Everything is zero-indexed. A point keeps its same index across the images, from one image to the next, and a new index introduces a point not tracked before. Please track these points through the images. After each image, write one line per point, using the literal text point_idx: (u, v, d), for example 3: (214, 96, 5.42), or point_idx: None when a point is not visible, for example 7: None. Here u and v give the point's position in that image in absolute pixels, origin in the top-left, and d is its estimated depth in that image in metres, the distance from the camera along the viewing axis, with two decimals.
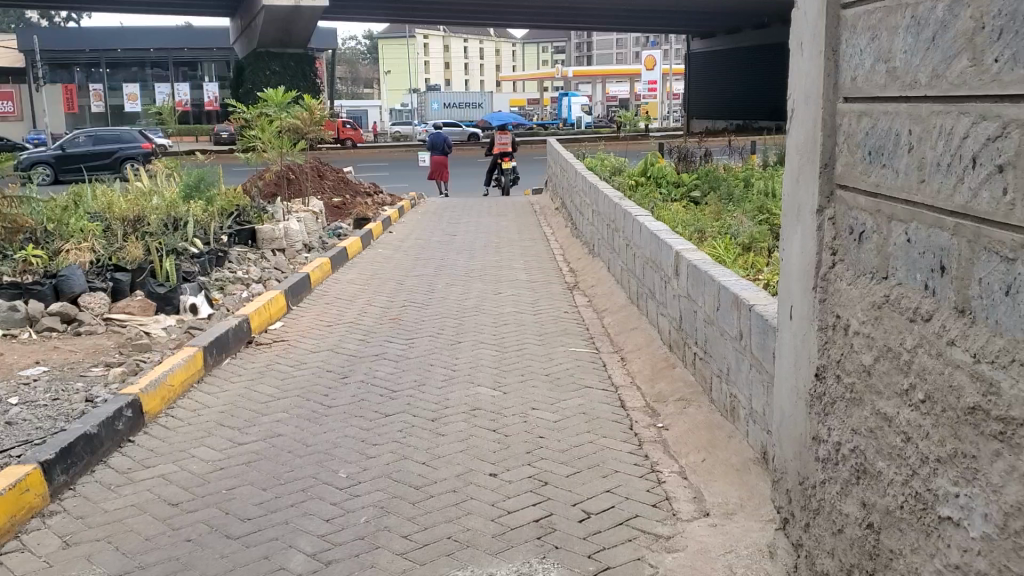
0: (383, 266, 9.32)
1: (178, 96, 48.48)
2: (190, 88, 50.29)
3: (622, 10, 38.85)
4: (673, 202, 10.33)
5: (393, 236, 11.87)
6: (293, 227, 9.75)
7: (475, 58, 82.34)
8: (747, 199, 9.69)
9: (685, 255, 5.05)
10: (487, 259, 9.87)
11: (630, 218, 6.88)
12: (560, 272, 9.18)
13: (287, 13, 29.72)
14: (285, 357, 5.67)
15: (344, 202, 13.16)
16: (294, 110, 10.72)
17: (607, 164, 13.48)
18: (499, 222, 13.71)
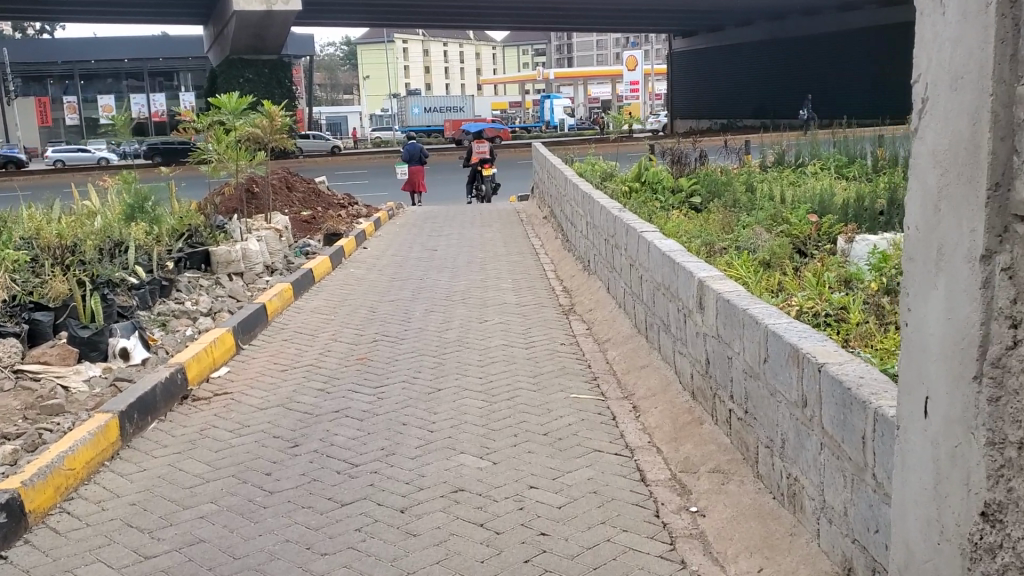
0: (355, 290, 8.35)
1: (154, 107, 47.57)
2: (167, 98, 49.34)
3: (604, 9, 37.96)
4: (674, 210, 9.38)
5: (367, 253, 10.87)
6: (253, 248, 8.75)
7: (455, 62, 81.28)
8: (754, 207, 8.78)
9: (711, 285, 4.08)
10: (471, 278, 8.92)
11: (633, 234, 5.95)
12: (553, 292, 8.22)
13: (260, 19, 28.71)
14: (228, 417, 4.69)
15: (314, 216, 12.18)
16: (252, 118, 9.76)
17: (598, 171, 12.55)
18: (483, 233, 12.76)
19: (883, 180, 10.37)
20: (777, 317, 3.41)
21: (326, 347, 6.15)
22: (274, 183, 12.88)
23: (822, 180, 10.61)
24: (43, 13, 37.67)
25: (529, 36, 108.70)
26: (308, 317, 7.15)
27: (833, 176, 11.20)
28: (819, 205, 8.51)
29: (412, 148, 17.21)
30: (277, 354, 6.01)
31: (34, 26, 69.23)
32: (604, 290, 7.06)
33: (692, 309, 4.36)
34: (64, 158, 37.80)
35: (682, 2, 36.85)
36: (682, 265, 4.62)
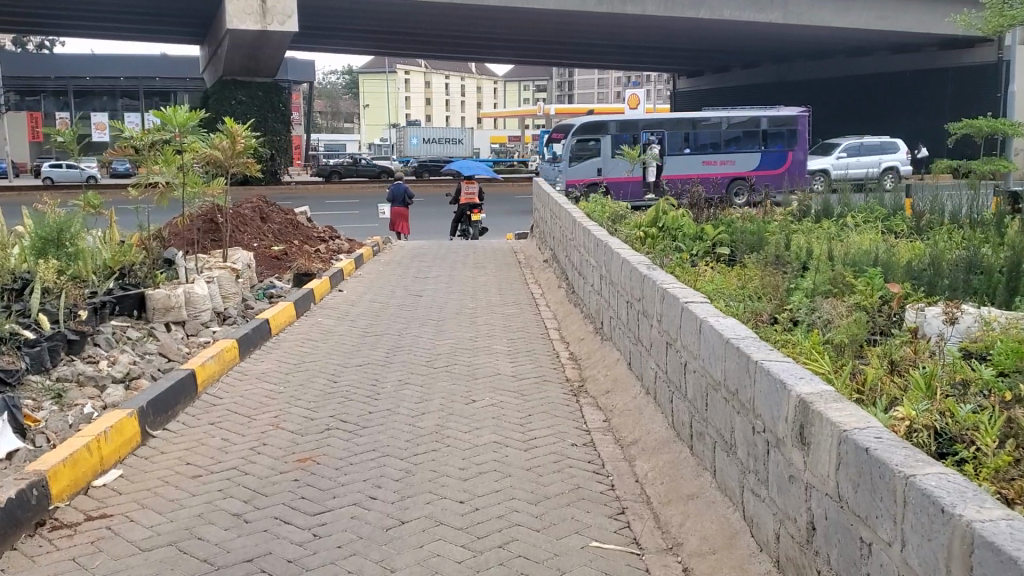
0: (322, 349, 6.86)
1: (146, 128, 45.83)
2: None
3: (613, 45, 36.93)
4: (701, 264, 7.96)
5: (341, 298, 9.38)
6: (198, 291, 7.28)
7: (455, 95, 80.40)
8: (795, 268, 7.43)
9: (822, 411, 2.68)
10: (459, 336, 7.43)
11: (672, 303, 4.54)
12: (559, 360, 6.75)
13: (254, 40, 27.30)
14: (91, 569, 3.19)
15: (286, 251, 10.79)
16: (210, 138, 8.25)
17: (607, 212, 11.14)
18: (478, 277, 11.31)
19: (939, 240, 9.01)
20: (974, 501, 2.01)
21: (262, 440, 4.64)
22: (243, 213, 11.52)
23: (871, 238, 9.22)
24: (34, 25, 36.50)
25: (532, 72, 108.42)
26: (253, 389, 5.66)
27: (877, 233, 9.79)
28: (871, 269, 7.16)
29: (397, 187, 15.88)
30: (195, 449, 4.52)
31: (33, 41, 68.12)
32: (624, 365, 5.66)
33: (786, 440, 2.94)
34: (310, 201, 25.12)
35: (692, 42, 35.88)
36: (760, 365, 3.22)
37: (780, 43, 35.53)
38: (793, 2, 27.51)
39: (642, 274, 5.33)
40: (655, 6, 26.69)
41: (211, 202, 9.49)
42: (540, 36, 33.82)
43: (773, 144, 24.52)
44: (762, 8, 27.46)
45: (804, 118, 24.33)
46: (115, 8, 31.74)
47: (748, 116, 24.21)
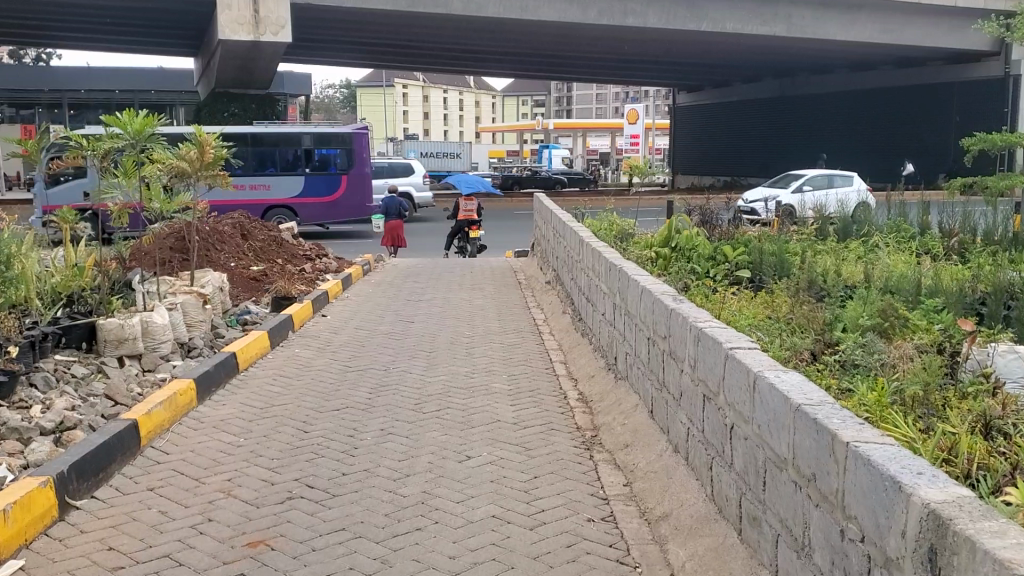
0: (295, 389, 5.99)
1: None
2: None
3: (614, 59, 36.29)
4: (724, 291, 7.16)
5: (324, 323, 8.55)
6: (158, 320, 6.45)
7: (454, 110, 79.63)
8: (829, 299, 6.62)
9: (976, 538, 1.84)
10: (454, 371, 6.61)
11: (710, 347, 3.72)
12: (567, 400, 5.94)
13: (248, 51, 26.54)
14: None
15: (265, 271, 9.98)
16: (174, 148, 7.38)
17: (614, 230, 10.33)
18: (475, 299, 10.47)
19: (978, 262, 8.20)
20: None
21: (206, 516, 3.79)
22: (222, 229, 10.74)
23: (907, 260, 8.37)
24: (26, 37, 35.79)
25: (529, 87, 107.97)
26: (209, 442, 4.80)
27: (909, 254, 8.99)
28: (913, 296, 6.36)
29: (391, 199, 15.04)
30: (124, 526, 3.67)
31: (30, 53, 67.45)
32: (646, 412, 4.84)
33: (901, 564, 2.10)
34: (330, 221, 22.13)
35: (694, 56, 35.24)
36: (852, 451, 2.39)
37: (784, 57, 34.89)
38: (797, 15, 26.77)
39: (666, 306, 4.50)
40: (657, 18, 25.95)
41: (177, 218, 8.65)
42: (540, 49, 33.13)
43: (321, 166, 20.51)
44: (766, 21, 26.70)
45: (362, 136, 20.74)
46: (107, 20, 31.00)
47: (285, 132, 20.39)
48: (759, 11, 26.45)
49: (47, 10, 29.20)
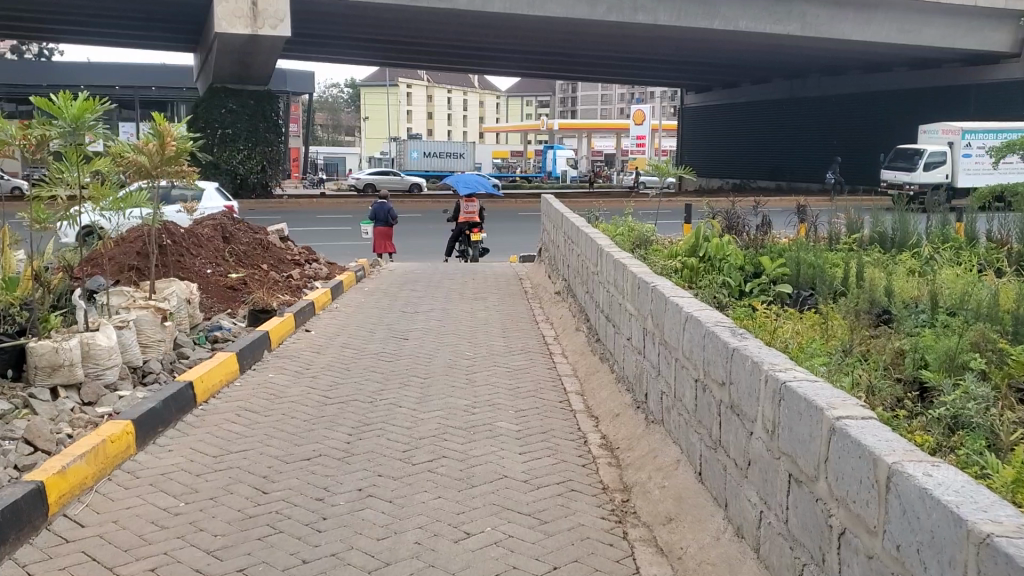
0: (261, 428, 4.97)
1: None
2: None
3: (623, 58, 35.25)
4: (769, 314, 6.20)
5: (306, 342, 7.51)
6: (103, 342, 5.44)
7: (457, 110, 78.59)
8: (895, 328, 5.63)
9: None
10: (454, 403, 5.62)
11: (800, 411, 2.73)
12: (589, 443, 4.97)
13: (245, 46, 25.47)
14: None
15: (245, 278, 8.95)
16: (130, 142, 6.39)
17: (631, 234, 9.36)
18: (477, 311, 9.48)
19: None
20: None
21: None
22: (200, 233, 9.75)
23: (970, 276, 7.38)
24: (23, 31, 34.70)
25: (534, 87, 106.87)
26: (139, 508, 3.78)
27: (969, 268, 7.99)
28: (991, 325, 5.39)
29: (380, 205, 14.07)
30: None
31: (32, 50, 66.48)
32: (693, 474, 3.86)
33: None
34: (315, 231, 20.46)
35: (706, 56, 34.20)
36: None
37: (798, 58, 33.85)
38: (812, 13, 25.71)
39: (725, 342, 3.51)
40: (668, 15, 24.86)
41: (136, 221, 7.68)
42: (545, 46, 32.06)
43: None
44: (779, 20, 25.61)
45: None
46: (102, 13, 29.90)
47: None
48: (771, 8, 25.37)
49: (39, 3, 28.08)
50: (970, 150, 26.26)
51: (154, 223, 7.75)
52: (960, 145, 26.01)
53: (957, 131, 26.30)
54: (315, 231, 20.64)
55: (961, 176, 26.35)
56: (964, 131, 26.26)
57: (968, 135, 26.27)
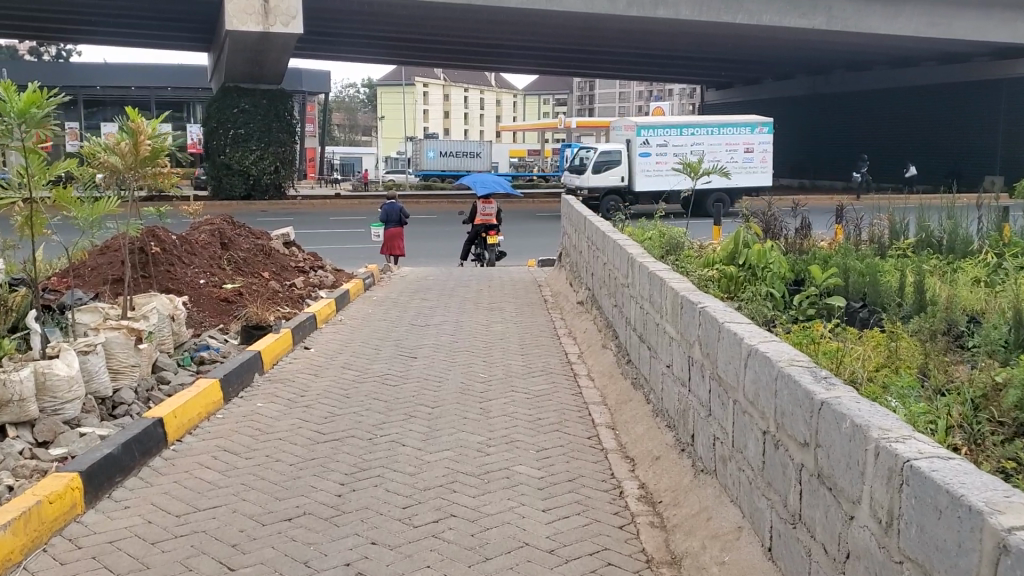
0: (238, 476, 4.22)
1: None
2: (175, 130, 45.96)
3: (645, 54, 34.35)
4: (827, 333, 5.43)
5: (303, 363, 6.76)
6: (62, 371, 4.73)
7: (473, 109, 78.04)
8: (980, 356, 4.85)
9: None
10: (466, 439, 4.86)
11: (938, 509, 1.95)
12: (623, 493, 4.21)
13: (257, 44, 24.78)
14: None
15: (241, 289, 8.21)
16: (102, 139, 5.64)
17: (660, 239, 8.58)
18: (491, 323, 8.72)
19: None
20: None
21: None
22: (196, 239, 9.04)
23: None
24: (39, 31, 34.22)
25: (552, 85, 106.11)
26: None
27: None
28: None
29: (390, 205, 13.34)
30: None
31: (50, 52, 66.26)
32: (762, 552, 3.12)
33: None
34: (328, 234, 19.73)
35: (730, 51, 33.26)
36: None
37: (824, 54, 32.84)
38: (838, 7, 24.77)
39: (809, 394, 2.76)
40: (689, 8, 23.95)
41: (114, 226, 6.92)
42: (563, 42, 31.22)
43: None
44: (804, 14, 24.70)
45: None
46: (115, 13, 29.30)
47: None
48: (795, 2, 24.47)
49: (48, 3, 27.45)
50: (649, 149, 25.80)
51: (134, 230, 6.99)
52: (635, 143, 25.66)
53: (635, 128, 25.90)
54: (327, 234, 19.95)
55: (637, 177, 25.86)
56: (642, 128, 25.88)
57: (650, 132, 25.95)
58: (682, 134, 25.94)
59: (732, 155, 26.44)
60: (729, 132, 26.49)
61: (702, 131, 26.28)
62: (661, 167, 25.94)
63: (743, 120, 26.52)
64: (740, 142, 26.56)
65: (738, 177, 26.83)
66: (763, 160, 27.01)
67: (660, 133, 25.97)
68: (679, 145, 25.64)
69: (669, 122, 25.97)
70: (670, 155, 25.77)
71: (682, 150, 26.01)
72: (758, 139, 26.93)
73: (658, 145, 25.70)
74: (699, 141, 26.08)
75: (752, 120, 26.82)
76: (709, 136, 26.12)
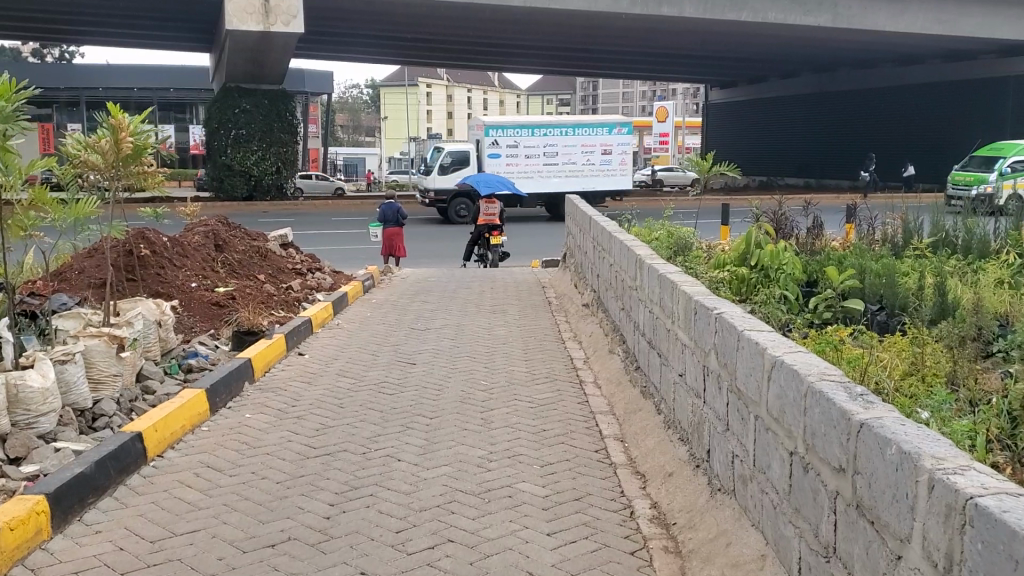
0: (221, 496, 3.93)
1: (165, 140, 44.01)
2: (177, 131, 45.67)
3: (650, 52, 34.01)
4: (848, 339, 5.11)
5: (296, 370, 6.46)
6: (37, 385, 4.44)
7: (477, 108, 77.72)
8: (1014, 364, 4.54)
9: None
10: (466, 454, 4.57)
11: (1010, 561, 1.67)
12: (634, 514, 3.92)
13: (257, 43, 24.48)
14: None
15: (235, 293, 7.93)
16: (81, 137, 5.36)
17: (668, 239, 8.29)
18: (493, 327, 8.43)
19: None
20: None
21: None
22: (189, 241, 8.76)
23: None
24: (39, 32, 33.95)
25: (555, 85, 105.87)
26: None
27: None
28: None
29: (389, 205, 13.07)
30: None
31: (53, 53, 66.01)
32: None
33: None
34: (329, 236, 19.44)
35: (736, 49, 32.92)
36: None
37: (831, 52, 32.48)
38: (845, 4, 24.43)
39: (846, 413, 2.46)
40: (694, 6, 23.63)
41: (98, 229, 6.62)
42: (566, 40, 30.91)
43: None
44: (810, 10, 24.36)
45: None
46: (114, 13, 29.01)
47: None
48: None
49: (47, 4, 27.17)
50: (498, 150, 26.67)
51: (119, 233, 6.70)
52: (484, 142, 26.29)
53: (483, 127, 26.47)
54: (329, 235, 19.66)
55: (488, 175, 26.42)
56: (490, 127, 26.44)
57: (497, 132, 26.56)
58: (534, 134, 26.83)
59: (587, 157, 27.23)
60: (584, 134, 27.51)
61: (556, 132, 27.28)
62: (513, 168, 26.76)
63: (600, 122, 27.56)
64: (597, 143, 27.67)
65: (593, 178, 27.69)
66: (619, 161, 27.85)
67: (510, 135, 26.73)
68: (528, 147, 26.46)
69: (521, 124, 26.96)
70: (521, 156, 26.55)
71: (537, 151, 27.01)
72: (615, 140, 28.01)
73: (508, 146, 26.48)
74: (554, 141, 27.04)
75: (607, 122, 27.80)
76: (564, 136, 27.16)
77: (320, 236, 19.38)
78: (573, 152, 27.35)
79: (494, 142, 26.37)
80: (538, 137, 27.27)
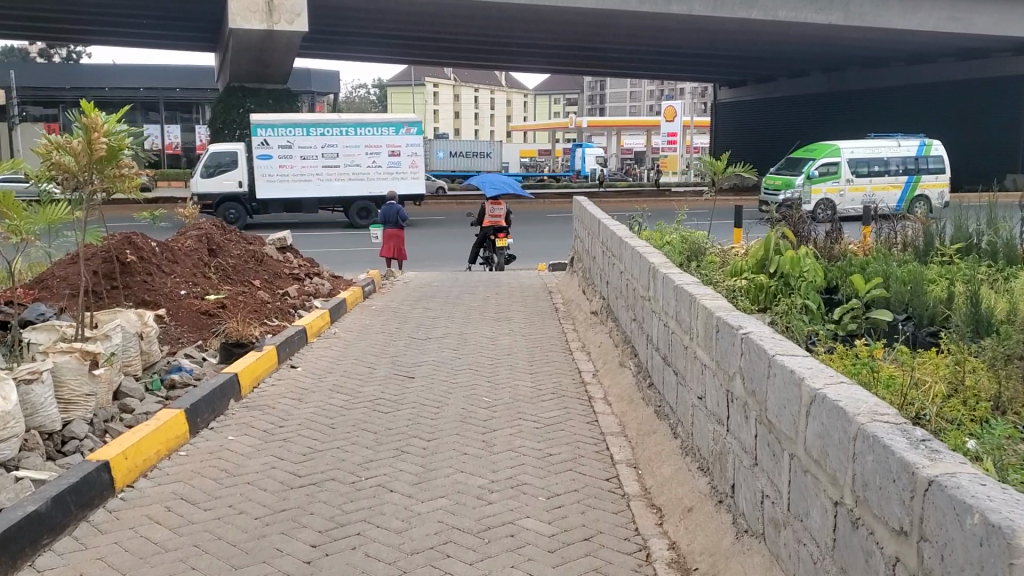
0: (192, 535, 3.55)
1: (170, 141, 43.64)
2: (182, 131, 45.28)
3: (659, 51, 33.55)
4: (877, 356, 4.69)
5: (286, 386, 6.07)
6: None
7: (484, 108, 77.32)
8: None
9: None
10: (464, 484, 4.18)
11: None
12: (650, 558, 3.52)
13: (260, 42, 24.11)
14: None
15: (226, 301, 7.56)
16: (53, 138, 4.98)
17: (681, 244, 7.89)
18: (497, 337, 8.03)
19: None
20: None
21: None
22: (181, 246, 8.41)
23: None
24: (41, 31, 33.59)
25: (562, 85, 105.45)
26: None
27: None
28: None
29: (389, 207, 12.69)
30: None
31: (60, 53, 65.61)
32: None
33: None
34: (331, 237, 19.09)
35: (746, 48, 32.48)
36: None
37: (843, 50, 31.98)
38: (856, 1, 23.98)
39: (909, 467, 2.07)
40: (703, 4, 23.21)
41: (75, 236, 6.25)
42: (574, 39, 30.48)
43: None
44: (821, 8, 23.90)
45: None
46: (116, 12, 28.65)
47: None
48: None
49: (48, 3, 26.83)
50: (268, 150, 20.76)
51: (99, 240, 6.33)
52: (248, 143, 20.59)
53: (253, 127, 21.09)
54: (331, 237, 19.31)
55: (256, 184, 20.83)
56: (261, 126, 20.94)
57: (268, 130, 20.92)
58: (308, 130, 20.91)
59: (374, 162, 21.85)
60: (369, 133, 21.66)
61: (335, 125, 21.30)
62: (286, 172, 20.96)
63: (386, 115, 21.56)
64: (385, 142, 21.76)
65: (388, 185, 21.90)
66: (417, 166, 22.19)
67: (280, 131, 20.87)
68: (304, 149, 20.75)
69: (294, 119, 21.07)
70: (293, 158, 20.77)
71: (314, 151, 21.09)
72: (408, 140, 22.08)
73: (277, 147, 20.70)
74: (333, 141, 21.11)
75: (397, 119, 21.98)
76: (344, 135, 21.28)
77: (322, 238, 19.02)
78: (355, 154, 21.41)
79: (259, 142, 20.65)
80: (314, 129, 21.15)
